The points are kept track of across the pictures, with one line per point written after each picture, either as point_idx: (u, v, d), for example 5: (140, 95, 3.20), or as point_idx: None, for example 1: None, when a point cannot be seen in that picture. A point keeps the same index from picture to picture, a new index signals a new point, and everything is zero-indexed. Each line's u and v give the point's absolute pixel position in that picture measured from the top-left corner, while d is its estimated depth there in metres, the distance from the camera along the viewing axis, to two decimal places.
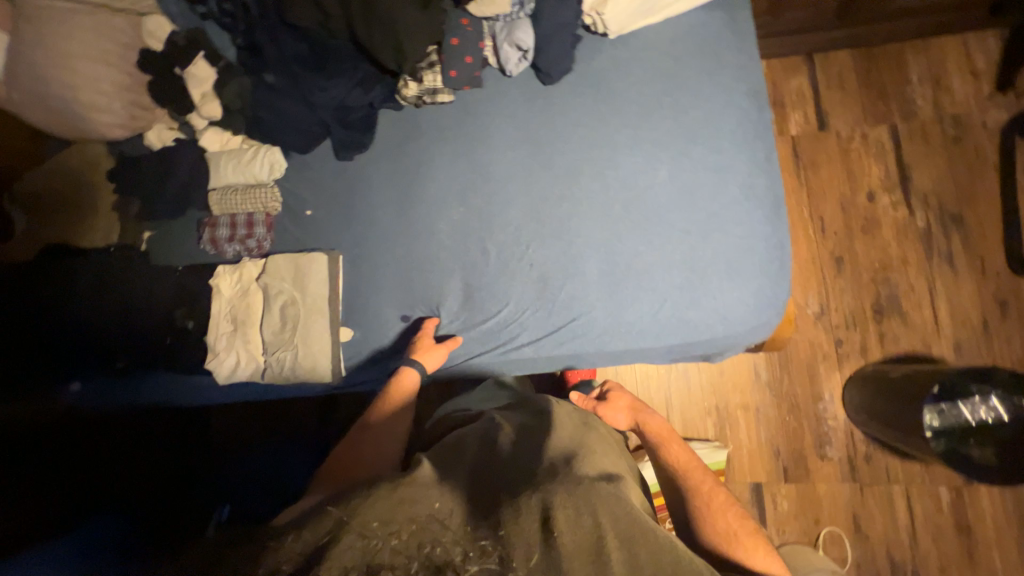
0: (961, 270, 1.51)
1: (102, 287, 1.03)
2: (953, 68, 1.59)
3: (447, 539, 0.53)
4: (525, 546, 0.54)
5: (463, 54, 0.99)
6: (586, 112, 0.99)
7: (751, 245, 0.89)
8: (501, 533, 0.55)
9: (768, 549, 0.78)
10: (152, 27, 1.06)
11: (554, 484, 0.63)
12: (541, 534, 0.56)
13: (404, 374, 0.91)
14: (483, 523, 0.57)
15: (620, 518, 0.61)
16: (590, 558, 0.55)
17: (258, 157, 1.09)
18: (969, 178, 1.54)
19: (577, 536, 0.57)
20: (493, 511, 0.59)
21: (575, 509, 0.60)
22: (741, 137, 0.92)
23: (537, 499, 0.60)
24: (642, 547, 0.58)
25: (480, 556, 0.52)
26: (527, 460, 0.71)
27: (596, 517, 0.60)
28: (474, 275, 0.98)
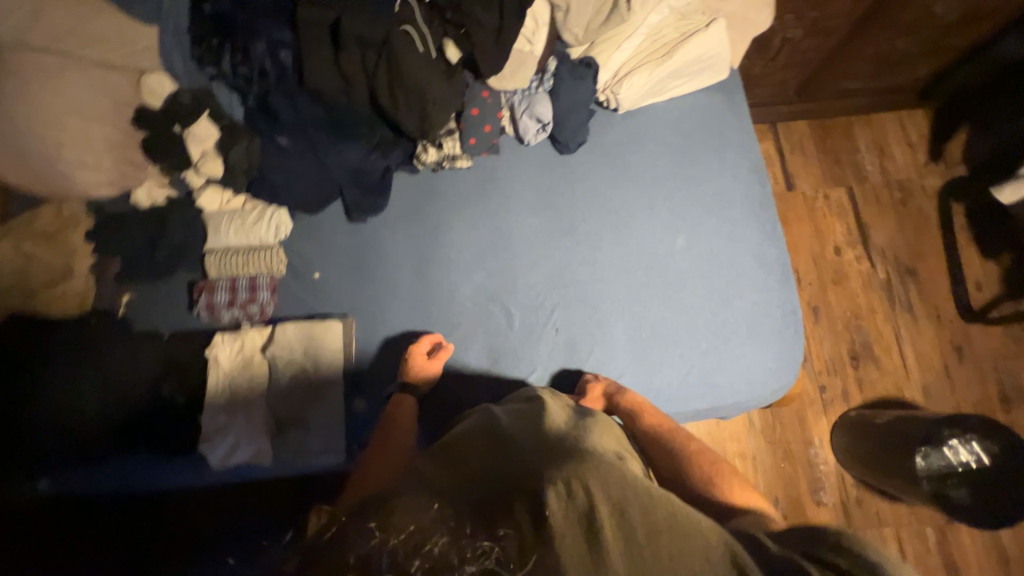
0: (920, 317, 1.67)
1: (88, 360, 0.96)
2: (894, 140, 1.81)
3: (442, 539, 0.54)
4: (524, 537, 0.53)
5: (482, 123, 1.02)
6: (602, 182, 1.03)
7: (768, 311, 0.94)
8: (501, 533, 0.54)
9: (745, 484, 0.80)
10: (152, 84, 0.99)
11: (547, 466, 0.60)
12: (532, 522, 0.54)
13: (398, 400, 0.92)
14: (483, 523, 0.56)
15: (610, 483, 0.57)
16: (581, 531, 0.52)
17: (263, 219, 1.05)
18: (917, 236, 1.73)
19: (572, 513, 0.54)
20: (494, 507, 0.57)
21: (566, 483, 0.56)
22: (750, 209, 0.99)
23: (529, 483, 0.58)
24: (636, 510, 0.55)
25: (479, 557, 0.52)
26: (522, 446, 0.67)
27: (585, 485, 0.56)
28: (499, 341, 0.97)
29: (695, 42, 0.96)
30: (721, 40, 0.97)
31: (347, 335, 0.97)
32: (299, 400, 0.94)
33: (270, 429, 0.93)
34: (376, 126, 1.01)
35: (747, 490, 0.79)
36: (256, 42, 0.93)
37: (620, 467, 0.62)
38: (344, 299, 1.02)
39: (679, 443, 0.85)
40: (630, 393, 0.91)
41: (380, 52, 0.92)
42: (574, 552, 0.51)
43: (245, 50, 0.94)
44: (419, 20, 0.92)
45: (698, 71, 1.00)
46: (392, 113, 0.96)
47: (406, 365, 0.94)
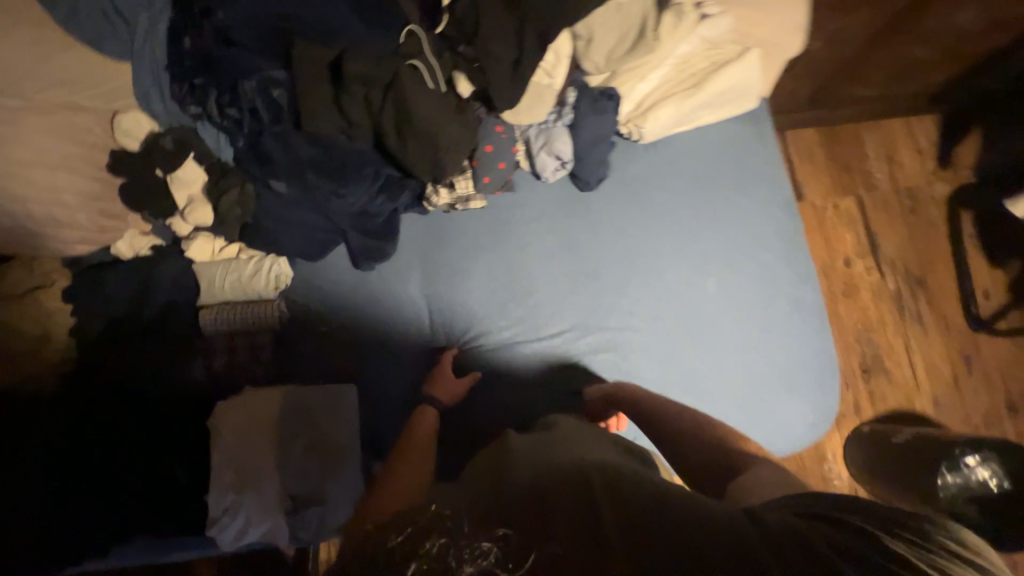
0: (929, 327, 1.66)
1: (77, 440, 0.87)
2: (903, 146, 1.78)
3: (441, 538, 0.52)
4: (523, 531, 0.52)
5: (496, 160, 0.94)
6: (627, 221, 0.97)
7: (804, 359, 0.90)
8: (501, 531, 0.52)
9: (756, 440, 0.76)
10: (128, 124, 0.88)
11: (551, 466, 0.61)
12: (529, 512, 0.54)
13: (423, 414, 0.88)
14: (485, 523, 0.54)
15: (606, 471, 0.58)
16: (578, 518, 0.52)
17: (261, 271, 0.96)
18: (926, 245, 1.71)
19: (572, 493, 0.55)
20: (496, 506, 0.56)
21: (563, 475, 0.58)
22: (783, 249, 0.95)
23: (527, 482, 0.59)
24: (633, 489, 0.55)
25: (478, 558, 0.49)
26: (525, 451, 0.68)
27: (583, 475, 0.57)
28: (524, 394, 0.94)
29: (725, 74, 0.90)
30: (752, 70, 0.91)
31: (354, 402, 0.91)
32: (314, 473, 0.86)
33: (286, 506, 0.85)
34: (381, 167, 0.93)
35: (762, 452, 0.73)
36: (245, 81, 0.84)
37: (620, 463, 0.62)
38: (356, 351, 0.96)
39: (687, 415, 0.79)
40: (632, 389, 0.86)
41: (386, 90, 0.84)
42: (564, 526, 0.51)
43: (234, 90, 0.85)
44: (428, 53, 0.86)
45: (727, 101, 0.94)
46: (399, 156, 0.88)
47: (432, 378, 0.92)
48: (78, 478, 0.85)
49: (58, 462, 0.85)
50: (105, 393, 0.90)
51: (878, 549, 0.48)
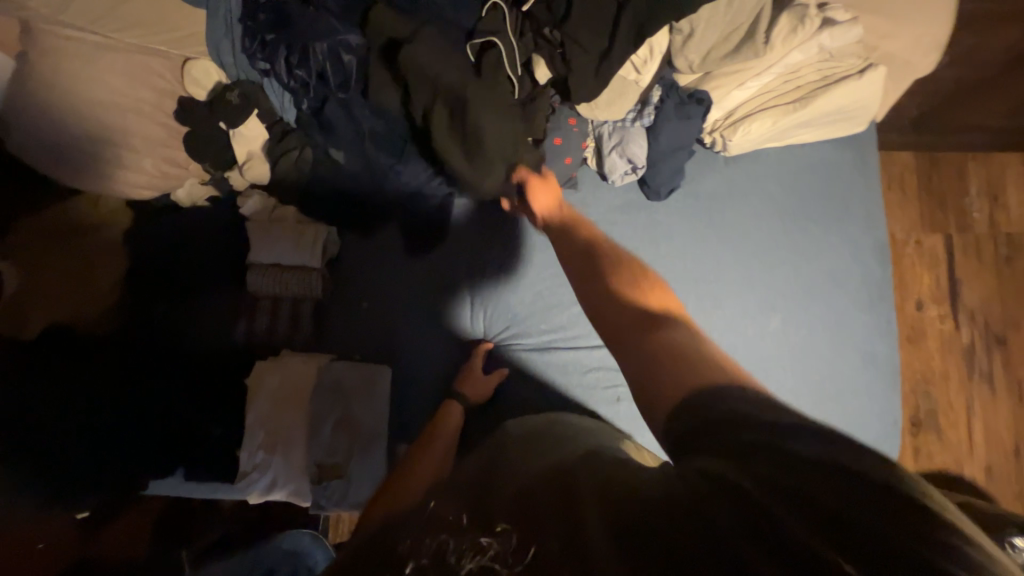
0: (998, 390, 1.51)
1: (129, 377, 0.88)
2: (1013, 186, 1.58)
3: (430, 541, 0.42)
4: (504, 522, 0.42)
5: (563, 155, 0.88)
6: (695, 239, 0.90)
7: (866, 419, 0.83)
8: (500, 527, 0.42)
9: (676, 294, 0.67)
10: (198, 74, 0.88)
11: (550, 469, 0.52)
12: (521, 514, 0.43)
13: (448, 409, 0.87)
14: (478, 522, 0.43)
15: (601, 472, 0.48)
16: (565, 514, 0.41)
17: (304, 236, 0.93)
18: (1015, 300, 1.54)
19: (548, 484, 0.47)
20: (492, 506, 0.46)
21: (562, 476, 0.48)
22: (863, 295, 0.86)
23: (517, 488, 0.49)
24: (612, 476, 0.47)
25: (476, 556, 0.39)
26: (533, 449, 0.61)
27: (581, 474, 0.48)
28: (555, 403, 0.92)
29: (841, 90, 0.78)
30: (872, 90, 0.79)
31: (385, 390, 0.91)
32: (342, 447, 0.88)
33: (311, 475, 0.87)
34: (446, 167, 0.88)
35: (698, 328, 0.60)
36: (315, 42, 0.79)
37: (598, 454, 0.54)
38: (395, 335, 0.95)
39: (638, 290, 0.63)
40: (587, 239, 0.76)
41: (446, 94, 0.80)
42: (558, 516, 0.41)
43: (304, 50, 0.80)
44: (508, 31, 0.79)
45: (832, 121, 0.83)
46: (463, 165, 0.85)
47: (463, 374, 0.91)
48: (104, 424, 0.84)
49: (94, 404, 0.84)
50: (160, 334, 0.95)
51: (872, 521, 0.34)
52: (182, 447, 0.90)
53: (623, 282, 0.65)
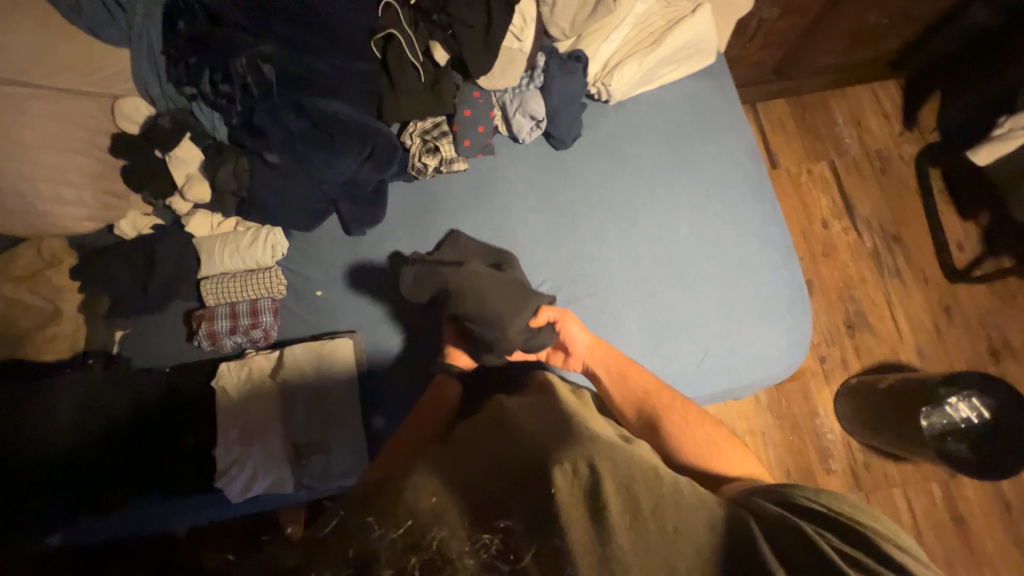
0: (908, 281, 1.71)
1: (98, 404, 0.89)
2: (870, 112, 1.85)
3: (447, 532, 0.49)
4: (525, 531, 0.50)
5: (475, 124, 1.00)
6: (602, 174, 1.03)
7: (775, 289, 0.96)
8: (503, 525, 0.50)
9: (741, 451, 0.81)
10: (127, 108, 0.96)
11: (571, 450, 0.57)
12: (540, 508, 0.51)
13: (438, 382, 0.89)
14: (480, 517, 0.51)
15: (616, 464, 0.57)
16: (585, 512, 0.51)
17: (257, 241, 1.00)
18: (899, 203, 1.77)
19: (581, 492, 0.53)
20: (501, 495, 0.54)
21: (570, 463, 0.55)
22: (748, 190, 1.01)
23: (531, 469, 0.55)
24: (641, 486, 0.55)
25: (479, 552, 0.48)
26: (534, 426, 0.65)
27: (591, 463, 0.55)
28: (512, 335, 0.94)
29: (681, 29, 0.97)
30: (705, 26, 0.98)
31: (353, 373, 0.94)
32: (317, 423, 0.91)
33: (290, 457, 0.90)
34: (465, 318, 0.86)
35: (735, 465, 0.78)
36: (236, 57, 0.90)
37: (624, 448, 0.62)
38: (352, 315, 1.00)
39: (699, 440, 0.81)
40: (618, 368, 0.88)
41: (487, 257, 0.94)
42: (581, 534, 0.49)
43: (225, 67, 0.91)
44: (405, 25, 0.94)
45: (686, 57, 1.02)
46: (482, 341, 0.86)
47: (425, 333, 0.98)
48: (81, 437, 0.87)
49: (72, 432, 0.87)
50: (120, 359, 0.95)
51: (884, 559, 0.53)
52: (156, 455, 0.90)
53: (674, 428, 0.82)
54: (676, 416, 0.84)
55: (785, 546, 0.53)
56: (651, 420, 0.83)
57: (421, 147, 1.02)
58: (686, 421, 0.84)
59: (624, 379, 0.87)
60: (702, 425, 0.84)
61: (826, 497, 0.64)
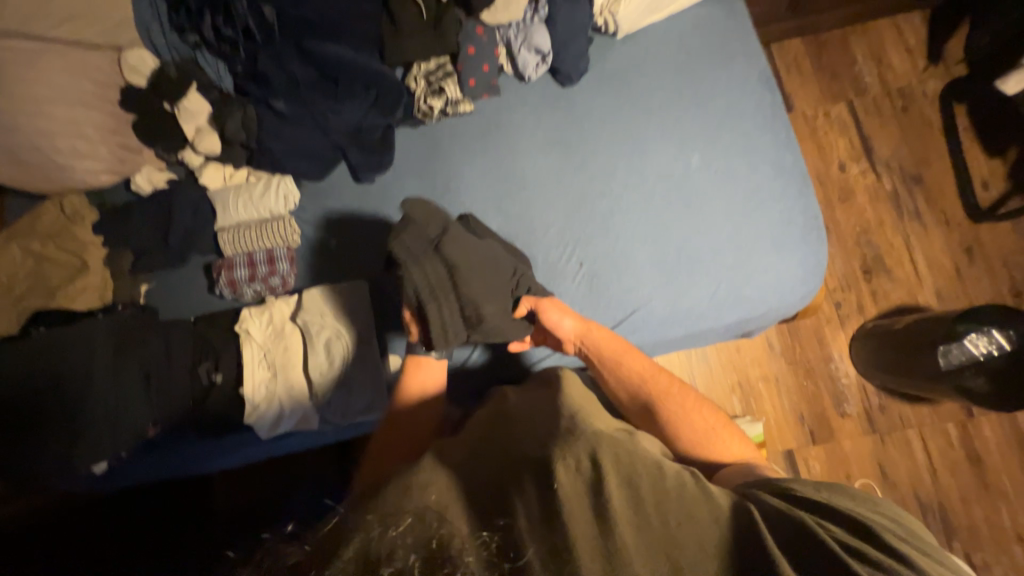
0: (928, 223, 1.67)
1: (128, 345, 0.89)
2: (892, 47, 1.76)
3: (449, 530, 0.45)
4: (529, 531, 0.46)
5: (479, 63, 0.99)
6: (610, 109, 1.01)
7: (789, 218, 0.95)
8: (504, 522, 0.47)
9: (741, 436, 0.81)
10: (132, 61, 0.96)
11: (571, 440, 0.56)
12: (539, 495, 0.50)
13: (420, 364, 0.90)
14: (483, 514, 0.49)
15: (620, 455, 0.56)
16: (588, 501, 0.50)
17: (271, 189, 1.01)
18: (921, 142, 1.71)
19: (583, 482, 0.52)
20: (503, 491, 0.52)
21: (573, 455, 0.54)
22: (761, 119, 0.99)
23: (533, 464, 0.54)
24: (645, 478, 0.54)
25: (480, 549, 0.44)
26: (532, 422, 0.66)
27: (594, 456, 0.54)
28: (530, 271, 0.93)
29: None
30: None
31: (362, 358, 0.95)
32: (338, 363, 0.94)
33: (313, 395, 0.94)
34: (442, 290, 0.87)
35: (731, 455, 0.77)
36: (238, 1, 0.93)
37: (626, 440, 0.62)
38: (367, 263, 1.02)
39: (702, 427, 0.80)
40: (615, 353, 0.88)
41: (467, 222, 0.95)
42: (583, 528, 0.47)
43: (228, 10, 0.94)
44: None
45: None
46: (453, 320, 0.87)
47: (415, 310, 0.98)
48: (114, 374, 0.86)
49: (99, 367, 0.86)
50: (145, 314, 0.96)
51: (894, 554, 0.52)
52: (170, 408, 0.90)
53: (671, 415, 0.82)
54: (676, 406, 0.83)
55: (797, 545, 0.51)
56: (650, 406, 0.83)
57: (426, 89, 1.00)
58: (687, 409, 0.83)
59: (621, 367, 0.86)
60: (697, 409, 0.83)
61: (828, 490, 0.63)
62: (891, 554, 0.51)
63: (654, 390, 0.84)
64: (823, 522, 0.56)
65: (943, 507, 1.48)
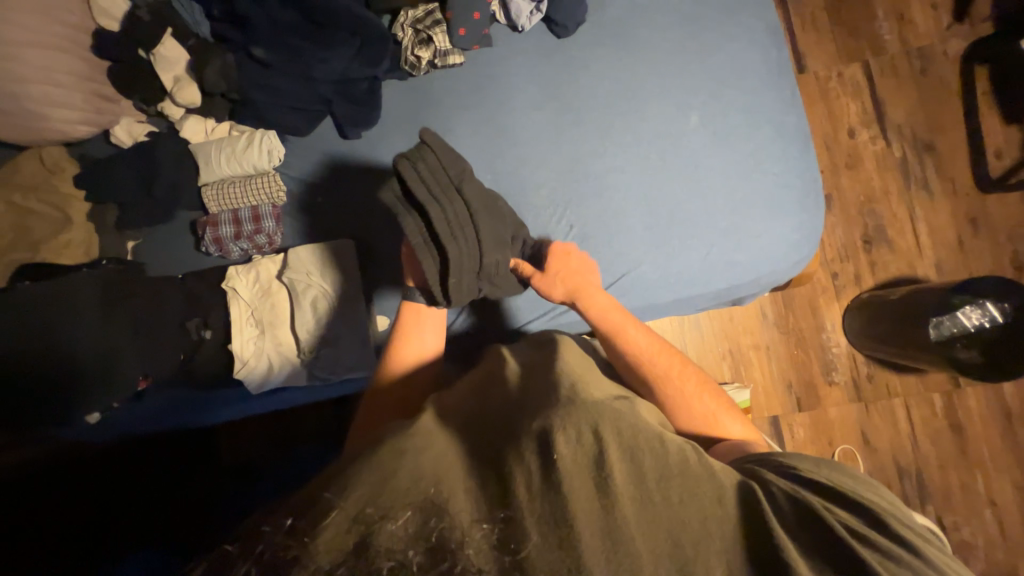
0: (935, 193, 1.62)
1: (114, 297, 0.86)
2: (915, 2, 1.66)
3: (451, 521, 0.43)
4: (531, 516, 0.44)
5: (471, 10, 0.93)
6: (607, 62, 0.96)
7: (787, 182, 0.92)
8: (506, 513, 0.44)
9: (739, 416, 0.77)
10: (104, 3, 0.93)
11: (567, 409, 0.54)
12: (539, 465, 0.47)
13: (409, 309, 0.89)
14: (484, 495, 0.46)
15: (623, 429, 0.53)
16: (591, 477, 0.47)
17: (253, 143, 0.97)
18: (937, 107, 1.64)
19: (584, 456, 0.49)
20: (501, 465, 0.49)
21: (574, 425, 0.51)
22: (765, 76, 0.94)
23: (533, 433, 0.51)
24: (647, 453, 0.52)
25: (483, 540, 0.42)
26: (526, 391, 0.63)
27: (594, 427, 0.52)
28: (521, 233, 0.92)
29: None
30: None
31: (352, 315, 0.96)
32: (325, 321, 0.95)
33: (301, 353, 0.95)
34: (464, 236, 0.78)
35: (728, 432, 0.74)
36: None
37: (627, 413, 0.58)
38: (355, 221, 1.00)
39: (704, 411, 0.76)
40: (618, 322, 0.84)
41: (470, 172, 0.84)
42: (585, 504, 0.45)
43: None
44: None
45: None
46: (470, 266, 0.80)
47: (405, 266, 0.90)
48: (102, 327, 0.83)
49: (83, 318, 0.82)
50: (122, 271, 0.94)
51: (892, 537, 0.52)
52: (162, 368, 0.91)
53: (670, 396, 0.77)
54: (683, 386, 0.78)
55: (804, 534, 0.49)
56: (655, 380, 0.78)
57: (414, 38, 0.95)
58: (691, 394, 0.77)
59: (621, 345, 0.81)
60: (700, 395, 0.78)
61: (831, 471, 0.62)
62: (892, 538, 0.51)
63: (661, 368, 0.79)
64: (829, 506, 0.55)
65: (920, 473, 1.53)
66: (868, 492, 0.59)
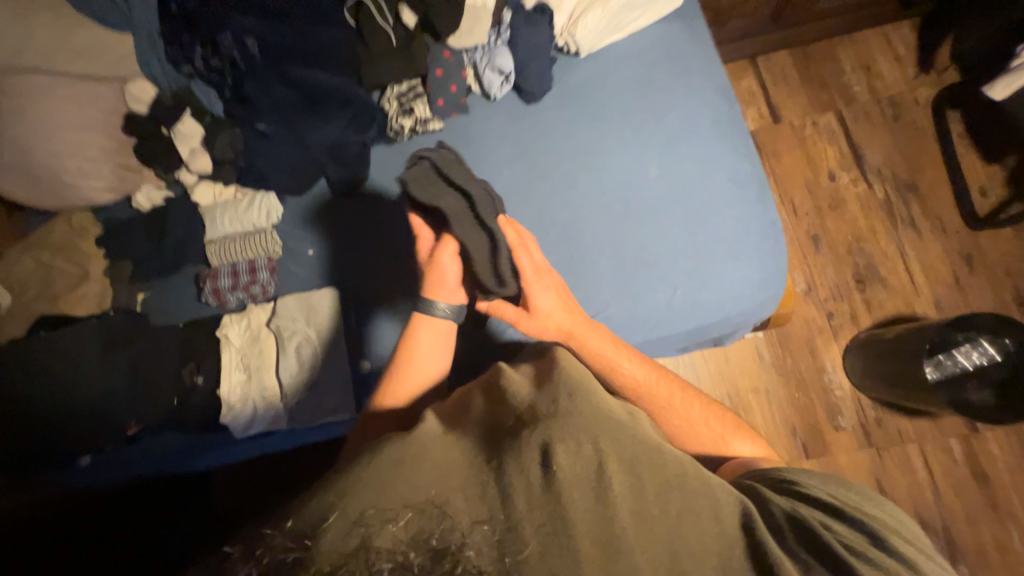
0: (924, 231, 1.63)
1: (117, 346, 0.97)
2: (880, 57, 1.76)
3: (451, 526, 0.42)
4: (529, 527, 0.43)
5: (448, 84, 1.07)
6: (572, 122, 1.05)
7: (745, 226, 0.96)
8: (506, 518, 0.43)
9: (744, 431, 0.80)
10: (135, 90, 1.07)
11: (564, 420, 0.49)
12: (539, 478, 0.45)
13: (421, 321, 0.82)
14: (484, 501, 0.44)
15: (624, 441, 0.50)
16: (591, 490, 0.45)
17: (254, 205, 1.08)
18: (914, 150, 1.68)
19: (585, 470, 0.46)
20: (497, 473, 0.46)
21: (575, 438, 0.48)
22: (718, 129, 1.01)
23: (536, 443, 0.47)
24: (648, 466, 0.49)
25: (483, 548, 0.41)
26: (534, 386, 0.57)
27: (597, 441, 0.48)
28: None
29: None
30: None
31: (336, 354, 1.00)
32: (309, 362, 1.00)
33: (281, 396, 0.98)
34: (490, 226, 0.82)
35: (735, 446, 0.78)
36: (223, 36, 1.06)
37: (629, 419, 0.54)
38: (339, 271, 1.06)
39: (710, 434, 0.79)
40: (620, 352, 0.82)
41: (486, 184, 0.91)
42: (585, 519, 0.44)
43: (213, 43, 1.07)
44: None
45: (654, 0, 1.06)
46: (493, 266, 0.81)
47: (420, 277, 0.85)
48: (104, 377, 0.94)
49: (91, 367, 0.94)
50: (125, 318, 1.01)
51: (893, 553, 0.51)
52: (151, 412, 0.95)
53: (674, 427, 0.79)
54: (690, 412, 0.80)
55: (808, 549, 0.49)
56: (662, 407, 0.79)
57: (398, 109, 1.07)
58: (696, 420, 0.80)
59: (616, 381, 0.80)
60: (708, 416, 0.81)
61: (832, 486, 0.61)
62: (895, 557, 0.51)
63: (662, 396, 0.80)
64: (827, 519, 0.55)
65: (948, 527, 1.41)
66: (865, 507, 0.58)
